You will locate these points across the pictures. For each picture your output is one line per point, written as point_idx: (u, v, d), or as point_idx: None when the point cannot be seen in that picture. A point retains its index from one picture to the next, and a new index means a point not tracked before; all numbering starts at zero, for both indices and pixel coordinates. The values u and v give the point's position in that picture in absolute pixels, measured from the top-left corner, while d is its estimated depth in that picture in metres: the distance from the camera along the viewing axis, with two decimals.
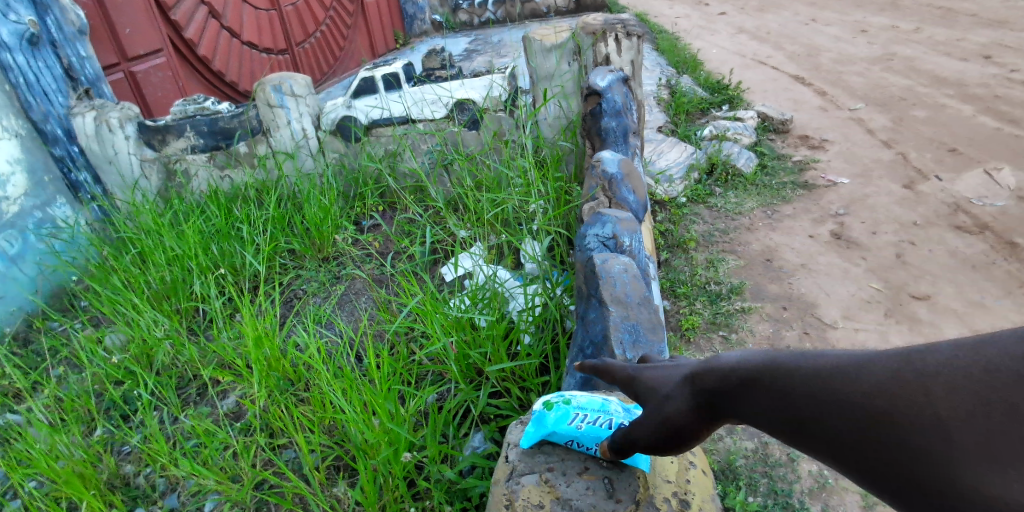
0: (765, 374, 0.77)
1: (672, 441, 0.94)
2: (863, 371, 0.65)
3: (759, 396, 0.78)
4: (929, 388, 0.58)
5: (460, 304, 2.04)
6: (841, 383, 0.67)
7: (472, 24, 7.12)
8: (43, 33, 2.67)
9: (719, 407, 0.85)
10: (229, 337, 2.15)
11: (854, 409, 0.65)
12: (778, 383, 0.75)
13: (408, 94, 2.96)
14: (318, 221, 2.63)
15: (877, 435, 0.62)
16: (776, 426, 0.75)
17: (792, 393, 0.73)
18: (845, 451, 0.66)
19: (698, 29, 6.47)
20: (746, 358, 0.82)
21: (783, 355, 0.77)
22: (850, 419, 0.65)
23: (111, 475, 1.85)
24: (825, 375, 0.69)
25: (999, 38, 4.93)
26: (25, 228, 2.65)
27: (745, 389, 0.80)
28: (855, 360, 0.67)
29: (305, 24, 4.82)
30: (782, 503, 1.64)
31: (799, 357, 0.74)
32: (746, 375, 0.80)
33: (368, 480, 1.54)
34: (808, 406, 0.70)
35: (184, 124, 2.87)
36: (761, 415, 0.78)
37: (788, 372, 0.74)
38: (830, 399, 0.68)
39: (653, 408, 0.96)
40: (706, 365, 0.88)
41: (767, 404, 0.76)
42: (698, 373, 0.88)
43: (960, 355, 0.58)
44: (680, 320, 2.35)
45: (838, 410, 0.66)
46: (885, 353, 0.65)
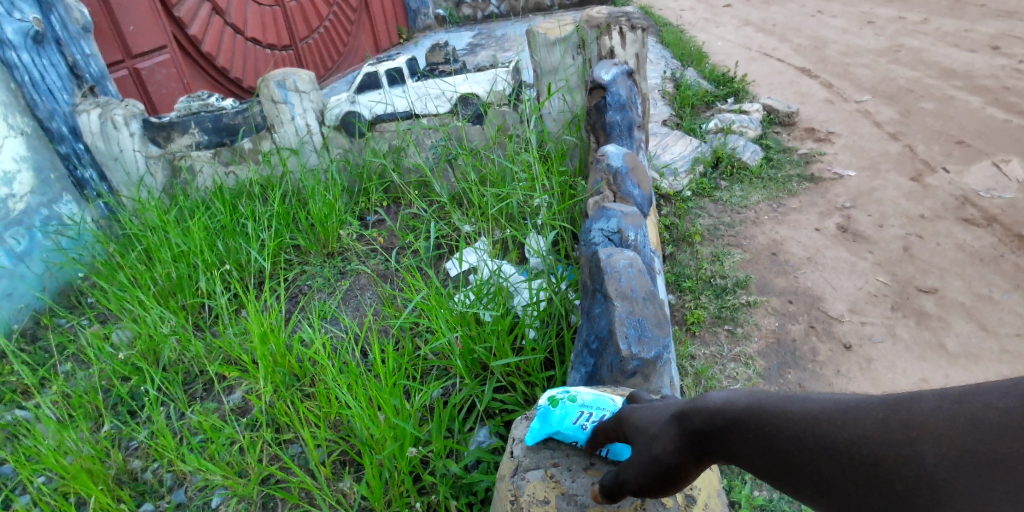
0: (753, 415, 0.78)
1: (662, 483, 0.93)
2: (850, 416, 0.66)
3: (747, 438, 0.78)
4: (917, 437, 0.59)
5: (465, 299, 2.04)
6: (830, 429, 0.68)
7: (474, 18, 7.09)
8: (48, 32, 2.68)
9: (709, 449, 0.85)
10: (235, 333, 2.16)
11: (843, 455, 0.66)
12: (767, 426, 0.76)
13: (412, 89, 2.93)
14: (323, 217, 2.63)
15: (866, 482, 0.63)
16: (765, 469, 0.76)
17: (780, 437, 0.73)
18: (835, 494, 0.67)
19: (704, 22, 6.42)
20: (733, 399, 0.83)
21: (770, 398, 0.78)
22: (840, 465, 0.66)
23: (119, 471, 1.86)
24: (815, 420, 0.70)
25: (1008, 28, 4.88)
26: (31, 225, 2.66)
27: (732, 429, 0.81)
28: (842, 405, 0.69)
29: (309, 19, 4.81)
30: (788, 497, 1.64)
31: (785, 400, 0.75)
32: (735, 416, 0.81)
33: (374, 475, 1.54)
34: (798, 450, 0.71)
35: (189, 121, 2.88)
36: (750, 459, 0.78)
37: (777, 415, 0.75)
38: (819, 443, 0.69)
39: (642, 449, 0.95)
40: (693, 403, 0.88)
41: (756, 446, 0.77)
42: (686, 411, 0.89)
43: (946, 405, 0.59)
44: (686, 314, 2.34)
45: (827, 455, 0.67)
46: (872, 399, 0.66)
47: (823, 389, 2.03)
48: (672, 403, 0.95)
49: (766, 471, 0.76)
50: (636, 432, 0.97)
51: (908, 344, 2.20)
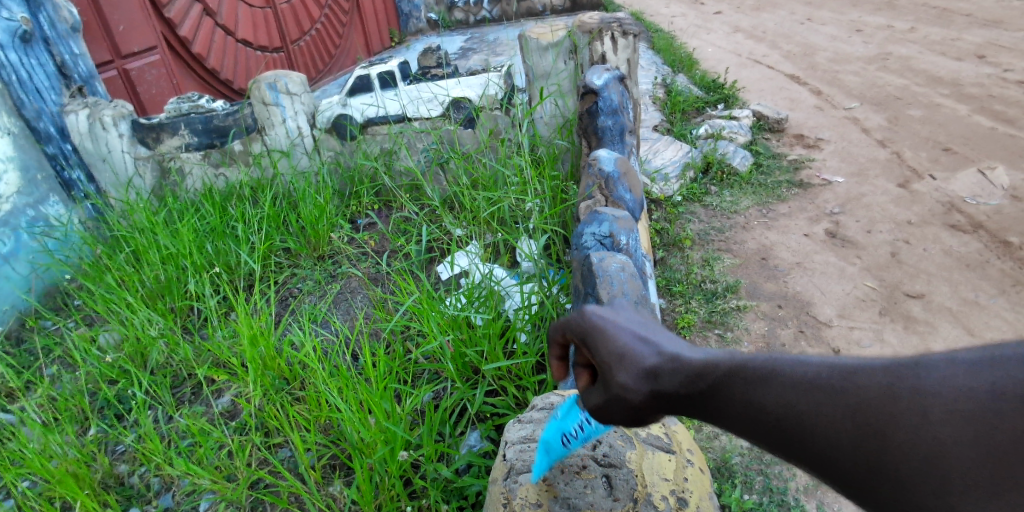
0: (736, 380, 0.74)
1: (623, 421, 0.92)
2: (850, 382, 0.63)
3: (728, 406, 0.75)
4: (927, 410, 0.57)
5: (455, 303, 2.03)
6: (826, 397, 0.65)
7: (467, 23, 7.11)
8: (36, 31, 2.66)
9: (678, 407, 0.83)
10: (224, 336, 2.14)
11: (843, 426, 0.63)
12: (750, 392, 0.72)
13: (404, 92, 2.96)
14: (314, 219, 2.62)
15: (870, 452, 0.61)
16: (746, 433, 0.74)
17: (768, 403, 0.70)
18: (826, 463, 0.65)
19: (694, 28, 6.48)
20: (713, 360, 0.79)
21: (757, 358, 0.74)
22: (838, 435, 0.63)
23: (105, 475, 1.83)
24: (807, 386, 0.67)
25: (995, 37, 4.96)
26: (17, 226, 2.62)
27: (711, 394, 0.78)
28: (842, 367, 0.65)
29: (300, 21, 4.80)
30: (777, 501, 1.65)
31: (770, 363, 0.72)
32: (715, 382, 0.77)
33: (364, 479, 1.52)
34: (789, 415, 0.68)
35: (178, 122, 2.86)
36: (729, 423, 0.76)
37: (765, 380, 0.71)
38: (815, 412, 0.66)
39: (601, 380, 0.92)
40: (672, 362, 0.83)
41: (739, 411, 0.74)
42: (665, 370, 0.83)
43: (960, 376, 0.56)
44: (676, 319, 2.35)
45: (824, 423, 0.65)
46: (877, 363, 0.63)
47: None
48: (647, 344, 0.88)
49: (750, 434, 0.73)
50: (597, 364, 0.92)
51: (896, 349, 2.23)
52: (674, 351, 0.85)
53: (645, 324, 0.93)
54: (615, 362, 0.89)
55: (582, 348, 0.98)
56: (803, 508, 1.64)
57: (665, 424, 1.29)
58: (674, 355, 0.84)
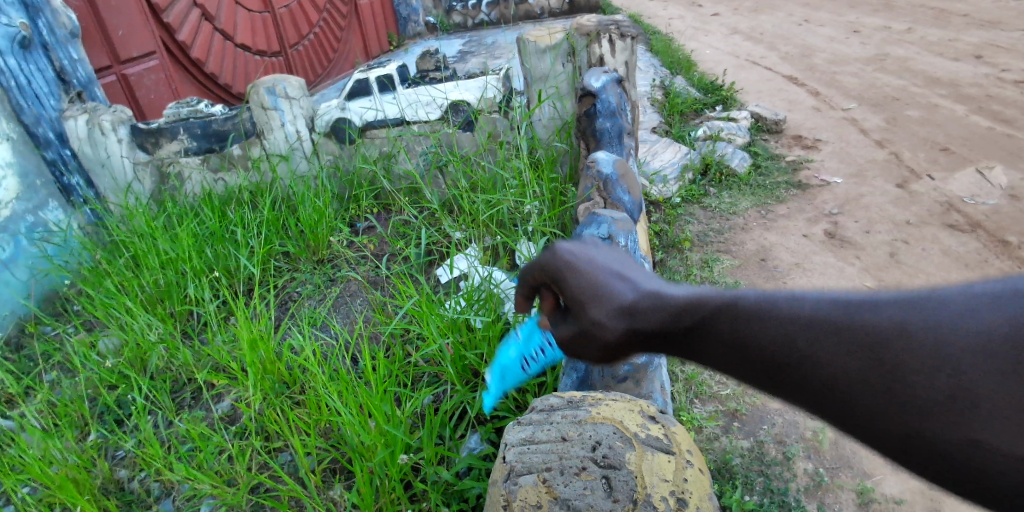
0: (732, 318, 0.75)
1: (604, 357, 0.95)
2: (859, 318, 0.63)
3: (721, 344, 0.76)
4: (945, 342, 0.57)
5: (455, 305, 2.04)
6: (831, 332, 0.65)
7: (465, 26, 7.14)
8: (35, 36, 2.67)
9: (654, 343, 0.86)
10: (224, 340, 2.14)
11: (850, 362, 0.63)
12: (749, 330, 0.73)
13: (402, 96, 2.92)
14: (313, 223, 2.63)
15: (880, 386, 0.61)
16: (743, 369, 0.75)
17: (769, 339, 0.71)
18: (830, 399, 0.66)
19: (693, 30, 6.49)
20: (701, 297, 0.79)
21: (748, 295, 0.75)
22: (845, 371, 0.63)
23: (105, 480, 1.84)
24: (810, 322, 0.67)
25: (992, 38, 4.97)
26: (17, 232, 2.62)
27: (700, 331, 0.79)
28: (848, 302, 0.65)
29: (298, 25, 4.80)
30: (778, 502, 1.64)
31: (769, 301, 0.72)
32: (699, 318, 0.78)
33: (365, 482, 1.52)
34: (791, 351, 0.69)
35: (177, 127, 2.86)
36: (715, 358, 0.78)
37: (764, 317, 0.71)
38: (819, 347, 0.66)
39: (577, 317, 0.95)
40: (650, 299, 0.85)
41: (735, 348, 0.75)
42: (642, 308, 0.85)
43: (981, 310, 0.56)
44: None
45: (829, 357, 0.65)
46: (887, 298, 0.63)
47: None
48: (622, 281, 0.90)
49: (742, 369, 0.75)
50: (570, 300, 0.95)
51: None
52: (652, 289, 0.86)
53: (619, 260, 0.95)
54: (591, 299, 0.91)
55: (558, 287, 0.99)
56: (804, 508, 1.64)
57: (663, 425, 1.29)
58: (652, 292, 0.85)
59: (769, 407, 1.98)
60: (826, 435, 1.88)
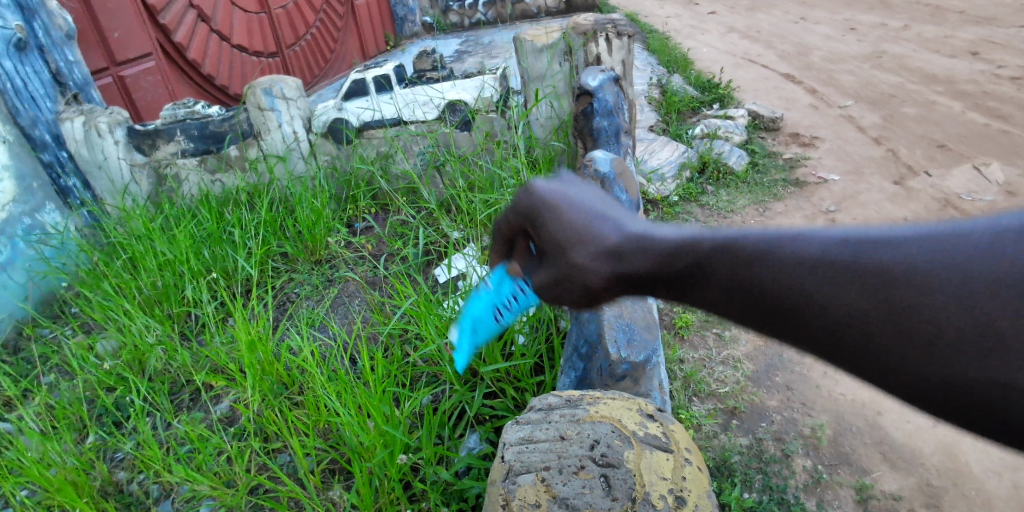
0: (733, 262, 0.73)
1: (584, 302, 0.93)
2: (870, 259, 0.63)
3: (722, 288, 0.75)
4: (964, 283, 0.57)
5: (453, 305, 2.04)
6: (840, 274, 0.64)
7: (462, 26, 7.14)
8: (31, 39, 2.67)
9: (642, 287, 0.84)
10: (222, 342, 2.14)
11: (862, 305, 0.63)
12: (753, 274, 0.72)
13: (399, 96, 2.93)
14: (310, 224, 2.63)
15: (896, 329, 0.61)
16: (746, 314, 0.74)
17: (774, 283, 0.70)
18: (841, 342, 0.66)
19: (690, 28, 6.50)
20: (699, 240, 0.77)
21: (749, 236, 0.73)
22: (857, 312, 0.63)
23: (104, 483, 1.83)
24: (817, 264, 0.66)
25: (988, 35, 4.98)
26: (14, 234, 2.62)
27: (698, 276, 0.77)
28: (860, 242, 0.64)
29: (295, 26, 4.80)
30: (777, 499, 1.65)
31: (773, 244, 0.71)
32: (696, 262, 0.77)
33: (364, 483, 1.52)
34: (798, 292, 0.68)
35: (174, 128, 2.85)
36: (713, 301, 0.77)
37: (769, 260, 0.70)
38: (828, 290, 0.65)
39: (559, 261, 0.91)
40: (640, 242, 0.82)
41: (737, 293, 0.74)
42: (631, 251, 0.83)
43: (999, 245, 0.56)
44: (674, 319, 2.35)
45: (839, 298, 0.64)
46: (903, 238, 0.62)
47: (811, 391, 2.06)
48: (607, 222, 0.87)
49: (740, 311, 0.75)
50: (553, 243, 0.91)
51: None
52: (641, 231, 0.84)
53: (602, 200, 0.92)
54: (575, 242, 0.88)
55: (538, 231, 0.95)
56: (803, 505, 1.64)
57: (662, 423, 1.29)
58: (642, 235, 0.83)
59: (767, 404, 1.98)
60: (825, 432, 1.88)
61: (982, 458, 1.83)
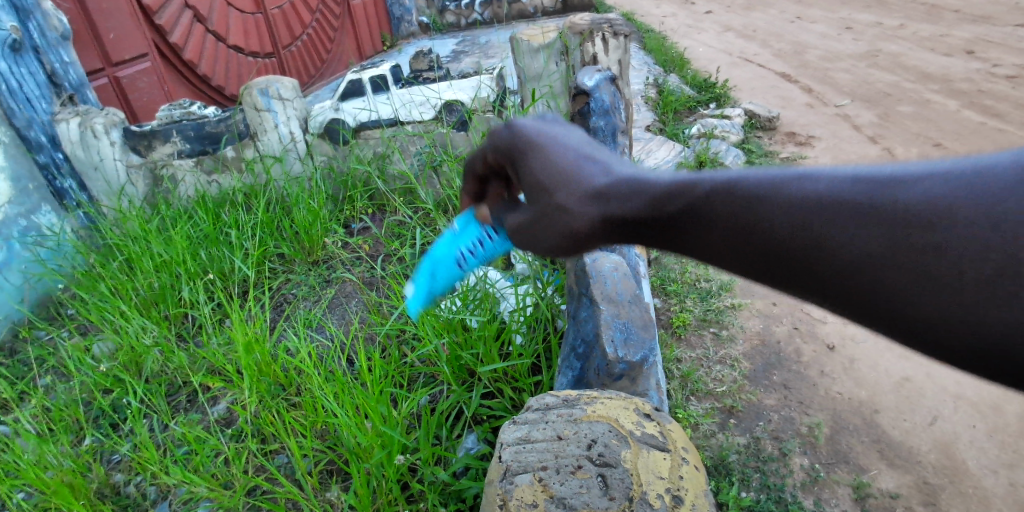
0: (734, 202, 0.71)
1: (571, 250, 0.93)
2: (886, 196, 0.60)
3: (720, 231, 0.73)
4: (984, 217, 0.54)
5: (451, 306, 2.04)
6: (852, 210, 0.61)
7: (458, 26, 7.13)
8: (26, 39, 2.66)
9: (631, 233, 0.83)
10: (219, 343, 2.14)
11: (875, 242, 0.60)
12: (754, 214, 0.69)
13: (396, 96, 2.94)
14: (307, 225, 2.62)
15: (913, 270, 0.57)
16: (745, 258, 0.72)
17: (778, 223, 0.67)
18: (847, 284, 0.62)
19: (686, 28, 6.50)
20: (697, 183, 0.76)
21: (751, 177, 0.71)
22: (868, 253, 0.60)
23: (101, 484, 1.83)
24: (827, 202, 0.64)
25: (983, 33, 4.99)
26: (9, 236, 2.61)
27: (696, 218, 0.75)
28: (875, 181, 0.62)
29: (291, 26, 4.79)
30: (775, 498, 1.65)
31: (779, 185, 0.68)
32: (692, 203, 0.75)
33: (361, 483, 1.52)
34: (803, 230, 0.65)
35: (170, 129, 2.85)
36: (707, 244, 0.75)
37: (774, 200, 0.68)
38: (837, 226, 0.62)
39: (547, 207, 0.92)
40: (631, 185, 0.82)
41: (736, 235, 0.71)
42: (621, 194, 0.83)
43: None
44: (671, 318, 2.35)
45: (850, 236, 0.61)
46: (918, 175, 0.60)
47: (807, 390, 2.07)
48: (597, 167, 0.88)
49: (738, 255, 0.72)
50: (542, 189, 0.92)
51: (890, 344, 2.26)
52: (632, 175, 0.84)
53: (590, 144, 0.94)
54: (562, 185, 0.89)
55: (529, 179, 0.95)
56: (800, 504, 1.64)
57: (659, 423, 1.29)
58: (634, 179, 0.83)
59: (765, 403, 1.99)
60: (822, 431, 1.89)
61: (979, 456, 1.84)
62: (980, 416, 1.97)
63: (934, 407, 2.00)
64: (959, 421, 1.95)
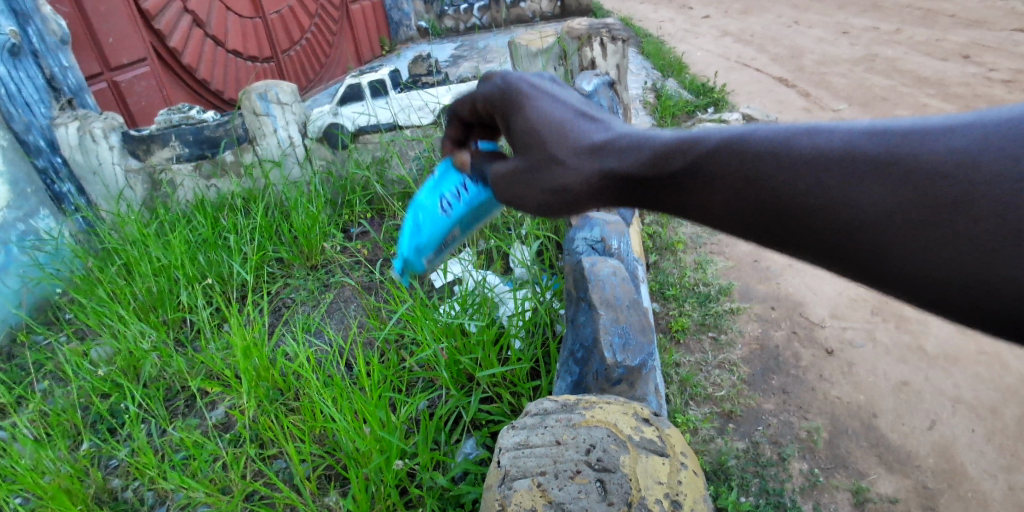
0: (747, 159, 0.77)
1: (562, 205, 1.04)
2: (897, 153, 0.65)
3: (731, 187, 0.79)
4: (987, 178, 0.59)
5: (449, 310, 2.04)
6: (862, 165, 0.67)
7: (457, 30, 7.15)
8: (25, 44, 2.67)
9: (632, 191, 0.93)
10: (218, 348, 2.13)
11: (879, 197, 0.65)
12: (764, 169, 0.75)
13: (395, 101, 2.97)
14: (306, 229, 2.61)
15: (914, 225, 0.63)
16: (753, 213, 0.78)
17: (788, 176, 0.73)
18: (847, 236, 0.68)
19: (683, 32, 6.53)
20: (710, 143, 0.82)
21: (764, 136, 0.77)
22: (873, 207, 0.66)
23: (99, 490, 1.82)
24: (838, 156, 0.69)
25: (979, 37, 5.02)
26: (6, 240, 2.61)
27: (707, 176, 0.82)
28: (890, 137, 0.66)
29: (290, 30, 4.80)
30: (774, 502, 1.65)
31: (793, 141, 0.74)
32: (702, 163, 0.82)
33: (359, 489, 1.52)
34: (794, 177, 0.73)
35: (168, 133, 2.85)
36: (714, 200, 0.82)
37: (788, 156, 0.73)
38: (845, 180, 0.68)
39: (551, 165, 1.02)
40: (640, 147, 0.91)
41: (745, 190, 0.78)
42: (630, 155, 0.91)
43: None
44: (669, 322, 2.34)
45: (849, 188, 0.67)
46: (930, 131, 0.65)
47: (806, 393, 2.07)
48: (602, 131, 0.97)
49: (745, 210, 0.79)
50: (547, 148, 1.02)
51: (888, 347, 2.27)
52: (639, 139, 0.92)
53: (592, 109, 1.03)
54: (565, 143, 0.99)
55: (534, 137, 1.04)
56: (799, 508, 1.65)
57: (657, 427, 1.29)
58: (644, 143, 0.91)
59: (763, 408, 1.99)
60: (821, 435, 1.89)
61: (978, 460, 1.84)
62: (978, 419, 1.98)
63: (932, 410, 2.01)
64: (958, 424, 1.96)
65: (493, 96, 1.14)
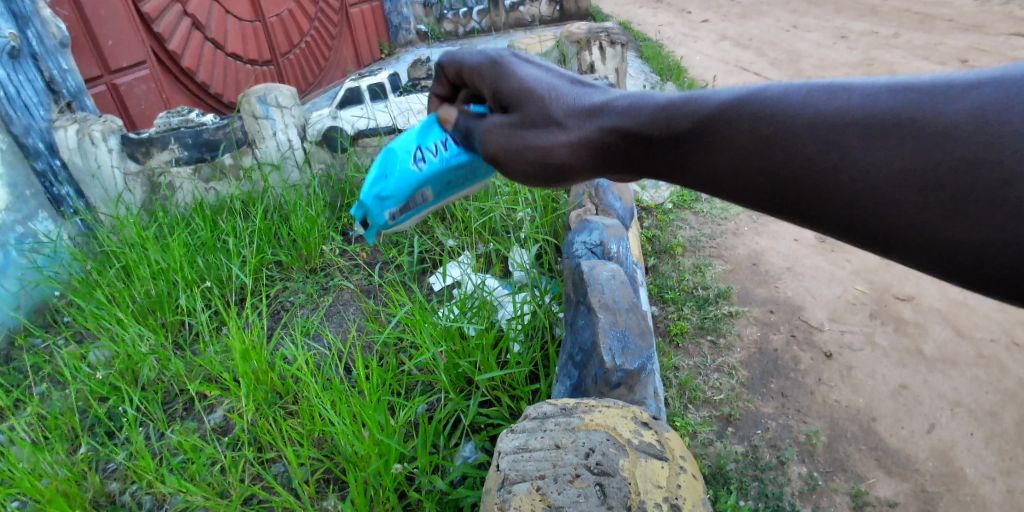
0: (753, 121, 0.81)
1: (559, 174, 1.15)
2: (905, 110, 0.67)
3: (734, 147, 0.83)
4: (990, 138, 0.61)
5: (448, 313, 2.04)
6: (870, 124, 0.69)
7: (456, 34, 7.16)
8: (25, 47, 2.67)
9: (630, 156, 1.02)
10: (217, 351, 2.13)
11: (883, 156, 0.68)
12: (767, 129, 0.79)
13: (393, 104, 3.05)
14: (305, 232, 2.62)
15: (920, 185, 0.65)
16: (753, 176, 0.82)
17: (796, 135, 0.76)
18: (847, 199, 0.71)
19: (682, 36, 6.55)
20: (712, 103, 0.87)
21: (772, 97, 0.81)
22: (876, 170, 0.68)
23: (97, 493, 1.81)
24: (848, 114, 0.72)
25: (976, 42, 5.04)
26: (5, 243, 2.61)
27: (710, 139, 0.87)
28: (904, 94, 0.69)
29: (289, 33, 4.81)
30: (774, 506, 1.65)
31: (799, 103, 0.77)
32: (705, 124, 0.87)
33: (358, 493, 1.52)
34: (792, 139, 0.77)
35: (167, 136, 2.83)
36: (715, 161, 0.86)
37: (796, 116, 0.76)
38: (853, 136, 0.70)
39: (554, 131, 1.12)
40: (638, 113, 0.99)
41: (749, 150, 0.81)
42: (629, 121, 1.00)
43: None
44: (669, 325, 2.34)
45: (851, 147, 0.71)
46: (950, 89, 0.66)
47: (805, 397, 2.07)
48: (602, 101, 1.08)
49: (744, 170, 0.83)
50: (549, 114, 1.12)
51: (887, 351, 2.27)
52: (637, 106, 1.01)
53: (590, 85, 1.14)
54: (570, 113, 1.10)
55: (541, 105, 1.14)
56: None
57: (657, 431, 1.29)
58: (644, 109, 0.98)
59: (763, 411, 1.99)
60: (820, 438, 1.89)
61: (977, 463, 1.85)
62: (977, 422, 1.98)
63: (931, 414, 2.01)
64: (957, 428, 1.96)
65: (500, 65, 1.23)
